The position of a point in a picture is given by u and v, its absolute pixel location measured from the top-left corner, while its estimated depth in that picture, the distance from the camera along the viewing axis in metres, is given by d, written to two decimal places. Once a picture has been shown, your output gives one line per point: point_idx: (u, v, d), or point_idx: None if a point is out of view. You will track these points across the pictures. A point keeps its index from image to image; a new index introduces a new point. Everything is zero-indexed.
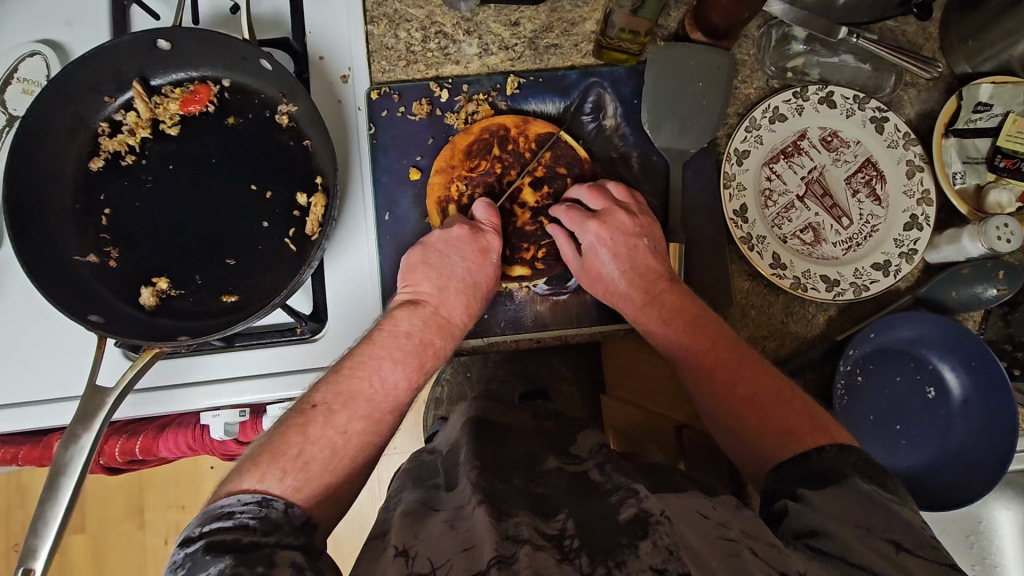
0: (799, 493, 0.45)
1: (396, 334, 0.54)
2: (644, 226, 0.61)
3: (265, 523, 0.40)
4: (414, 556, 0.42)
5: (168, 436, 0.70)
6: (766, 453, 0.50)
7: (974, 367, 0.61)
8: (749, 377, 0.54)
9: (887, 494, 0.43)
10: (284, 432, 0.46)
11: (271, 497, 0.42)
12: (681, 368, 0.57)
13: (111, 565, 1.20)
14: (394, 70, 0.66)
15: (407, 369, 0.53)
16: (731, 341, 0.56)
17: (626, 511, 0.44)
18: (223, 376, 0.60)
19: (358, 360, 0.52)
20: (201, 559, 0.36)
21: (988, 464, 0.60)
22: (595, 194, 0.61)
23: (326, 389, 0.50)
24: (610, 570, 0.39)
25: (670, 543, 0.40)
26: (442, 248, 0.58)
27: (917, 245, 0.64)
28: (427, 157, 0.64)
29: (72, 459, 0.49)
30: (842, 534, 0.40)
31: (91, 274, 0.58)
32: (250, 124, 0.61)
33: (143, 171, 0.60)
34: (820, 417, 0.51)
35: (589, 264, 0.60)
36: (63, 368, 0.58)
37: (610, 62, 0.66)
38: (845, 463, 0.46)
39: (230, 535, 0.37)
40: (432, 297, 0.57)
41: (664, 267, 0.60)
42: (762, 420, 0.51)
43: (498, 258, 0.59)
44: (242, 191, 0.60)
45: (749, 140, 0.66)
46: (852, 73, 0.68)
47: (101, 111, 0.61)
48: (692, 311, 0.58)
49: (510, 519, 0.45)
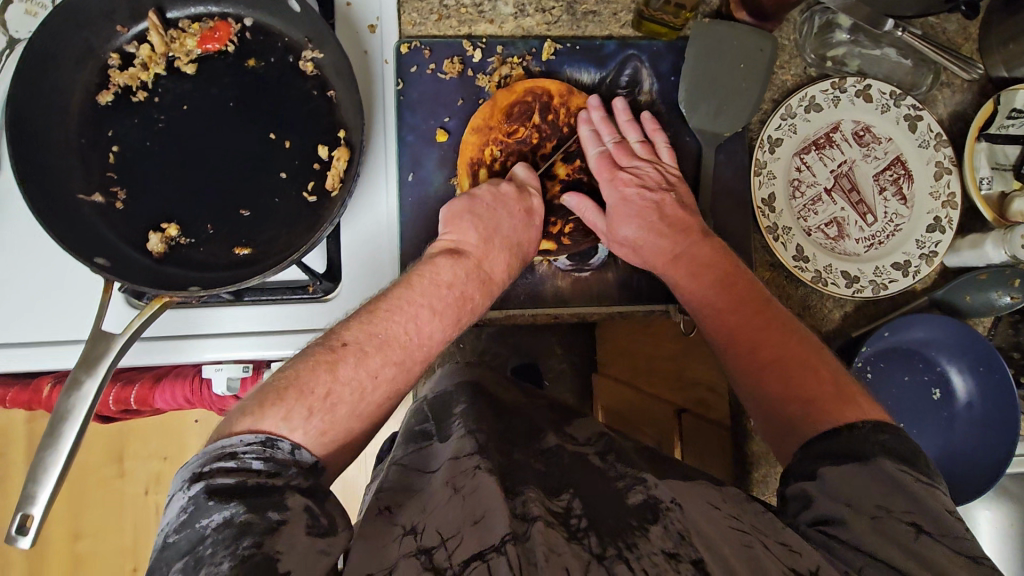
0: (817, 471, 0.43)
1: (438, 284, 0.51)
2: (668, 182, 0.61)
3: (271, 465, 0.38)
4: (422, 531, 0.41)
5: (165, 387, 0.67)
6: (795, 424, 0.47)
7: (982, 371, 0.62)
8: (778, 340, 0.50)
9: (914, 474, 0.41)
10: (314, 365, 0.44)
11: (277, 438, 0.40)
12: (708, 327, 0.54)
13: (88, 512, 1.18)
14: (424, 23, 0.63)
15: (445, 322, 0.50)
16: (762, 302, 0.53)
17: (635, 496, 0.46)
18: (231, 330, 0.58)
19: (395, 303, 0.49)
20: (206, 503, 0.35)
21: (991, 466, 0.61)
22: (625, 149, 0.61)
23: (359, 329, 0.47)
24: (623, 551, 0.40)
25: (682, 529, 0.42)
26: (490, 203, 0.56)
27: (939, 247, 0.64)
28: (455, 118, 0.62)
29: (74, 406, 0.47)
30: (858, 524, 0.40)
31: (96, 214, 0.55)
32: (272, 68, 0.58)
33: (155, 109, 0.56)
34: (849, 385, 0.48)
35: (614, 224, 0.59)
36: (64, 311, 0.56)
37: (648, 34, 0.64)
38: (877, 441, 0.43)
39: (234, 477, 0.36)
40: (475, 249, 0.54)
41: (694, 222, 0.59)
42: (787, 386, 0.48)
43: (539, 223, 0.59)
44: (260, 139, 0.57)
45: (784, 128, 0.64)
46: (891, 68, 0.67)
47: (113, 41, 0.57)
48: (721, 269, 0.56)
49: (519, 496, 0.44)
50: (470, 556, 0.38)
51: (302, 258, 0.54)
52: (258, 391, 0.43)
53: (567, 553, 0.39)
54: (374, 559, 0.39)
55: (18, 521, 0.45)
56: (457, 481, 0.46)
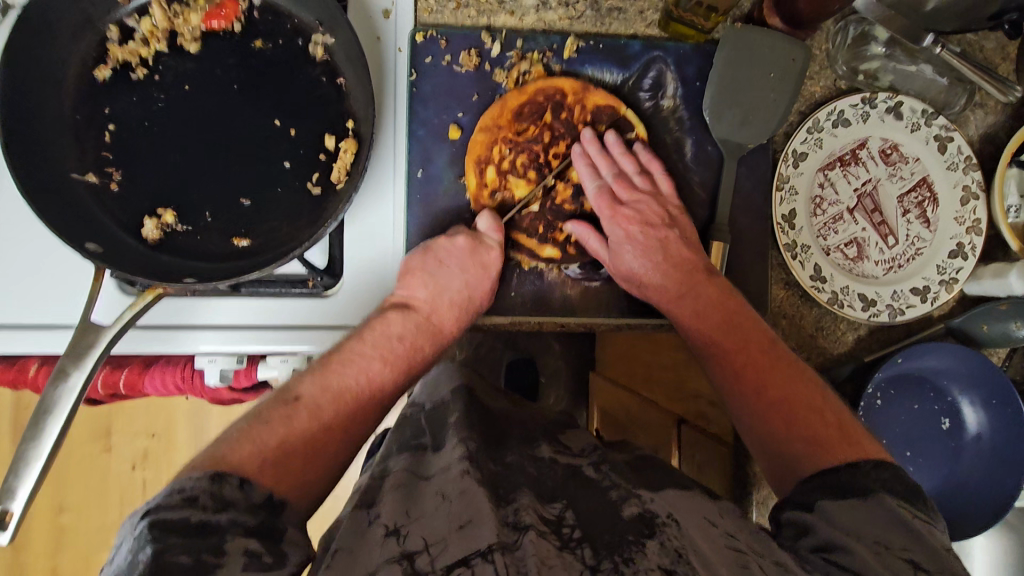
0: (814, 504, 0.43)
1: (388, 336, 0.52)
2: (670, 217, 0.59)
3: (217, 501, 0.35)
4: (406, 534, 0.40)
5: (155, 374, 0.65)
6: (797, 462, 0.46)
7: (994, 404, 0.60)
8: (781, 379, 0.50)
9: (914, 511, 0.41)
10: (266, 419, 0.43)
11: (225, 472, 0.37)
12: (711, 366, 0.54)
13: (74, 487, 1.17)
14: (442, 11, 0.60)
15: (396, 372, 0.51)
16: (766, 341, 0.53)
17: (630, 507, 0.44)
18: (226, 323, 0.56)
19: (347, 355, 0.49)
20: (146, 537, 0.32)
21: (995, 501, 0.60)
22: (624, 185, 0.59)
23: (313, 383, 0.47)
24: (618, 565, 0.39)
25: (679, 546, 0.40)
26: (444, 254, 0.56)
27: (959, 274, 0.62)
28: (469, 114, 0.59)
29: (60, 398, 0.45)
30: (861, 551, 0.39)
31: (89, 194, 0.52)
32: (280, 50, 0.55)
33: (154, 87, 0.53)
34: (852, 428, 0.47)
35: (618, 259, 0.58)
36: (53, 294, 0.54)
37: (674, 35, 0.61)
38: (876, 479, 0.43)
39: (176, 513, 0.34)
40: (424, 304, 0.55)
41: (698, 258, 0.58)
42: (790, 427, 0.48)
43: (495, 275, 0.57)
44: (264, 125, 0.54)
45: (809, 142, 0.62)
46: (924, 85, 0.64)
47: (112, 13, 0.54)
48: (729, 306, 0.55)
49: (510, 504, 0.44)
50: (455, 560, 0.38)
51: (304, 253, 0.52)
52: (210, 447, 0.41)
53: (557, 566, 0.38)
54: (357, 563, 0.38)
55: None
56: (446, 488, 0.45)
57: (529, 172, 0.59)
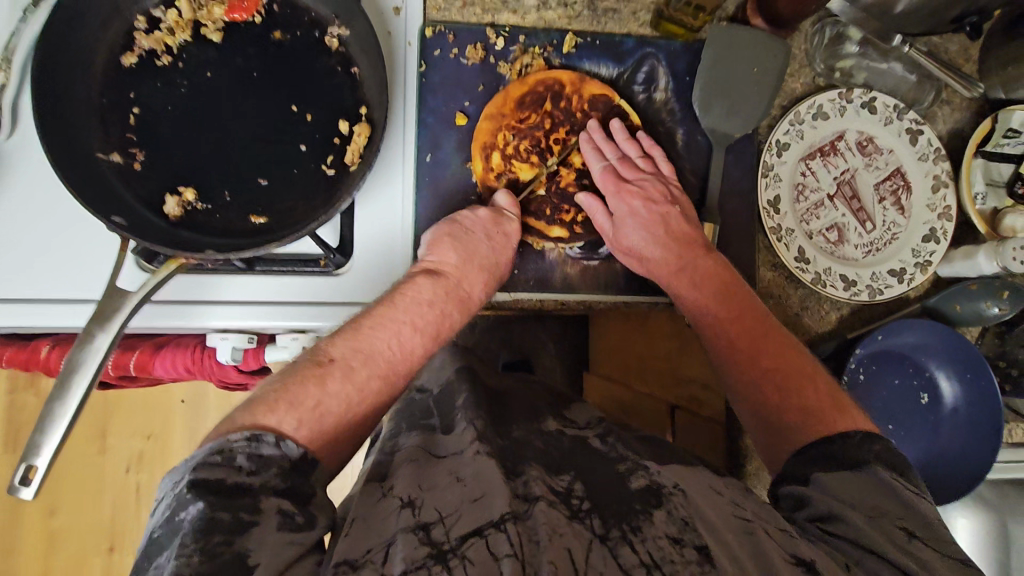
0: (809, 476, 0.46)
1: (419, 301, 0.54)
2: (671, 196, 0.63)
3: (254, 461, 0.39)
4: (420, 506, 0.42)
5: (165, 355, 0.68)
6: (790, 431, 0.49)
7: (969, 379, 0.64)
8: (776, 352, 0.54)
9: (904, 481, 0.44)
10: (301, 377, 0.45)
11: (262, 432, 0.40)
12: (707, 336, 0.57)
13: (66, 488, 1.16)
14: (449, 9, 0.64)
15: (426, 338, 0.53)
16: (761, 317, 0.56)
17: (636, 480, 0.47)
18: (239, 299, 0.59)
19: (379, 319, 0.51)
20: (185, 497, 0.36)
21: (969, 471, 0.63)
22: (627, 165, 0.62)
23: (345, 344, 0.49)
24: (625, 533, 0.42)
25: (685, 514, 0.43)
26: (469, 227, 0.58)
27: (933, 257, 0.67)
28: (475, 103, 0.63)
29: (85, 360, 0.47)
30: (858, 521, 0.42)
31: (114, 174, 0.55)
32: (298, 41, 0.58)
33: (178, 74, 0.57)
34: (843, 400, 0.51)
35: (621, 234, 0.61)
36: (74, 269, 0.56)
37: (665, 34, 0.66)
38: (870, 450, 0.46)
39: (215, 473, 0.37)
40: (452, 270, 0.57)
41: (696, 235, 0.62)
42: (784, 394, 0.51)
43: (516, 242, 0.60)
44: (282, 110, 0.57)
45: (791, 133, 0.66)
46: (896, 82, 0.69)
47: (139, 4, 0.57)
48: (725, 282, 0.58)
49: (521, 477, 0.46)
50: (468, 531, 0.40)
51: (315, 229, 0.55)
52: (246, 400, 0.44)
53: (568, 534, 0.41)
54: (373, 533, 0.40)
55: (22, 471, 0.45)
56: (459, 469, 0.46)
57: (532, 156, 0.63)
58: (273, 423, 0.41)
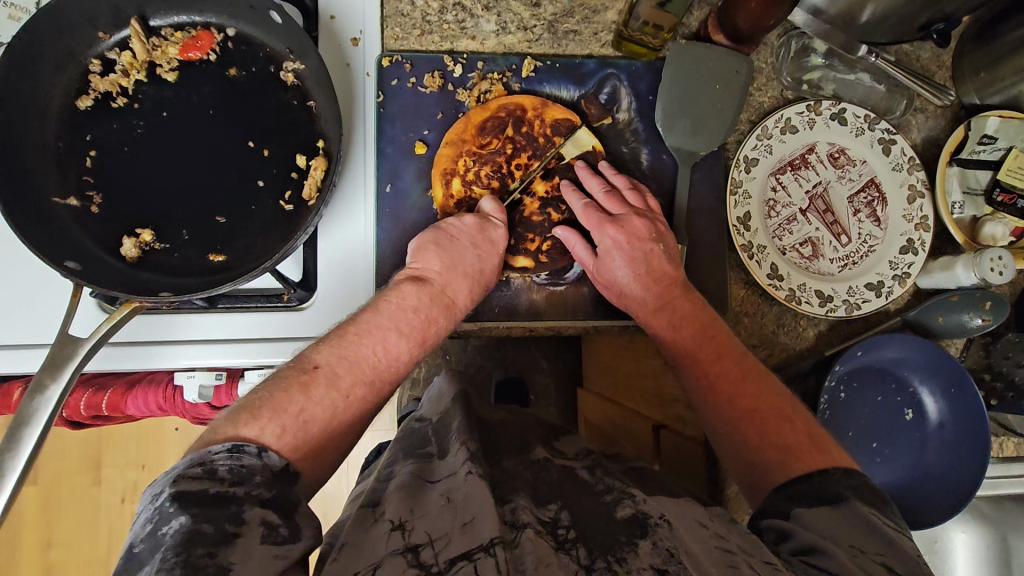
0: (791, 512, 0.44)
1: (404, 308, 0.52)
2: (658, 231, 0.60)
3: (237, 472, 0.37)
4: (411, 529, 0.41)
5: (137, 394, 0.67)
6: (768, 471, 0.48)
7: (953, 393, 0.62)
8: (753, 390, 0.52)
9: (885, 518, 0.42)
10: (284, 388, 0.44)
11: (245, 443, 0.39)
12: (684, 375, 0.56)
13: (62, 522, 1.16)
14: (407, 38, 0.63)
15: (411, 345, 0.51)
16: (738, 354, 0.55)
17: (624, 510, 0.45)
18: (199, 337, 0.58)
19: (364, 327, 0.50)
20: (168, 511, 0.33)
21: (959, 490, 0.61)
22: (613, 199, 0.60)
23: (330, 351, 0.48)
24: (611, 565, 0.40)
25: (670, 546, 0.41)
26: (455, 234, 0.57)
27: (911, 269, 0.65)
28: (435, 131, 0.63)
29: (38, 410, 0.46)
30: (838, 553, 0.39)
31: (71, 217, 0.55)
32: (253, 77, 0.58)
33: (134, 115, 0.57)
34: (823, 438, 0.49)
35: (604, 267, 0.59)
36: (36, 313, 0.55)
37: (628, 54, 0.65)
38: (848, 487, 0.44)
39: (196, 485, 0.35)
40: (437, 276, 0.55)
41: (678, 274, 0.59)
42: (763, 434, 0.49)
43: (503, 249, 0.59)
44: (238, 147, 0.57)
45: (759, 148, 0.65)
46: (865, 92, 0.68)
47: (94, 47, 0.58)
48: (705, 320, 0.56)
49: (509, 504, 0.44)
50: (458, 554, 0.38)
51: (275, 266, 0.54)
52: (234, 408, 0.43)
53: (554, 564, 0.39)
54: (362, 555, 0.39)
55: None
56: (452, 491, 0.45)
57: (492, 181, 0.62)
58: (255, 433, 0.40)
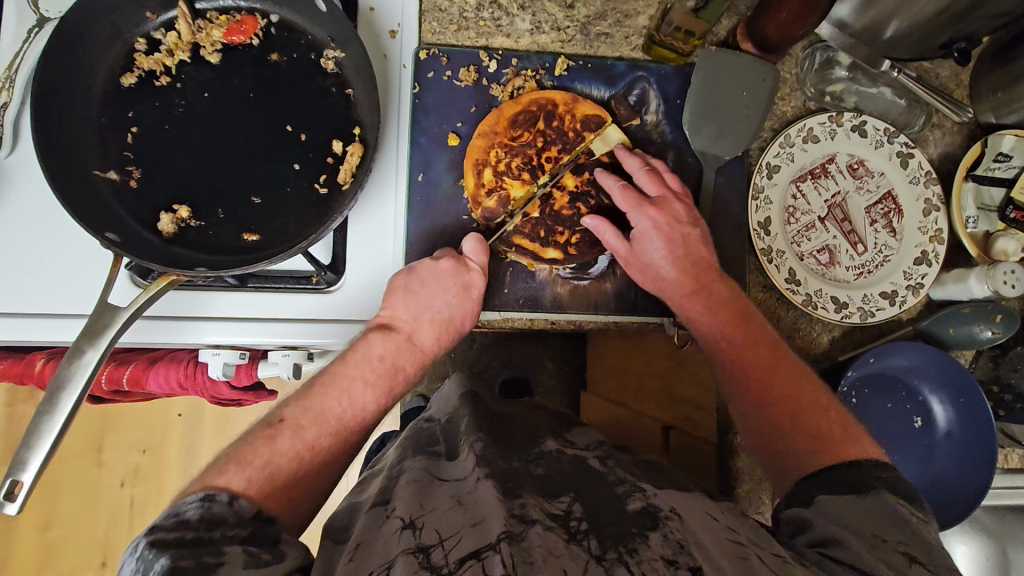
0: (813, 501, 0.45)
1: (369, 357, 0.54)
2: (694, 217, 0.62)
3: (209, 517, 0.38)
4: (421, 528, 0.41)
5: (159, 370, 0.68)
6: (795, 460, 0.49)
7: (962, 403, 0.63)
8: (786, 378, 0.53)
9: (911, 510, 0.43)
10: (249, 442, 0.45)
11: (215, 491, 0.40)
12: (716, 359, 0.57)
13: (60, 503, 1.16)
14: (444, 33, 0.65)
15: (378, 393, 0.53)
16: (771, 344, 0.56)
17: (634, 502, 0.46)
18: (228, 315, 0.59)
19: (328, 378, 0.52)
20: (149, 556, 0.33)
21: (966, 497, 0.62)
22: (653, 180, 0.62)
23: (296, 405, 0.49)
24: (622, 555, 0.39)
25: (681, 539, 0.41)
26: (427, 276, 0.58)
27: (925, 280, 0.67)
28: (467, 124, 0.64)
29: (75, 375, 0.47)
30: (857, 544, 0.40)
31: (110, 190, 0.56)
32: (294, 63, 0.59)
33: (175, 94, 0.58)
34: (855, 428, 0.50)
35: (640, 249, 0.60)
36: (71, 283, 0.56)
37: (657, 58, 0.67)
38: (879, 479, 0.45)
39: (173, 532, 0.35)
40: (406, 324, 0.57)
41: (712, 260, 0.61)
42: (795, 422, 0.51)
43: (477, 295, 0.60)
44: (276, 130, 0.58)
45: (782, 156, 0.67)
46: (885, 106, 0.70)
47: (141, 26, 0.59)
48: (740, 310, 0.58)
49: (518, 500, 0.44)
50: (467, 554, 0.38)
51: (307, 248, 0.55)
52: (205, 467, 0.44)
53: (565, 556, 0.38)
54: (375, 554, 0.39)
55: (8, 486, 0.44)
56: (462, 495, 0.46)
57: (523, 173, 0.64)
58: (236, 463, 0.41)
